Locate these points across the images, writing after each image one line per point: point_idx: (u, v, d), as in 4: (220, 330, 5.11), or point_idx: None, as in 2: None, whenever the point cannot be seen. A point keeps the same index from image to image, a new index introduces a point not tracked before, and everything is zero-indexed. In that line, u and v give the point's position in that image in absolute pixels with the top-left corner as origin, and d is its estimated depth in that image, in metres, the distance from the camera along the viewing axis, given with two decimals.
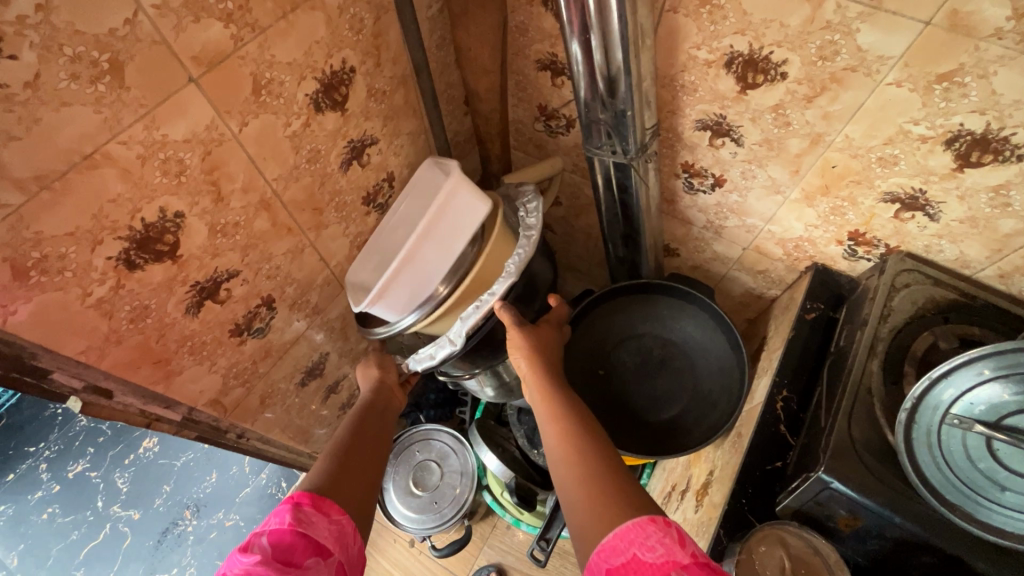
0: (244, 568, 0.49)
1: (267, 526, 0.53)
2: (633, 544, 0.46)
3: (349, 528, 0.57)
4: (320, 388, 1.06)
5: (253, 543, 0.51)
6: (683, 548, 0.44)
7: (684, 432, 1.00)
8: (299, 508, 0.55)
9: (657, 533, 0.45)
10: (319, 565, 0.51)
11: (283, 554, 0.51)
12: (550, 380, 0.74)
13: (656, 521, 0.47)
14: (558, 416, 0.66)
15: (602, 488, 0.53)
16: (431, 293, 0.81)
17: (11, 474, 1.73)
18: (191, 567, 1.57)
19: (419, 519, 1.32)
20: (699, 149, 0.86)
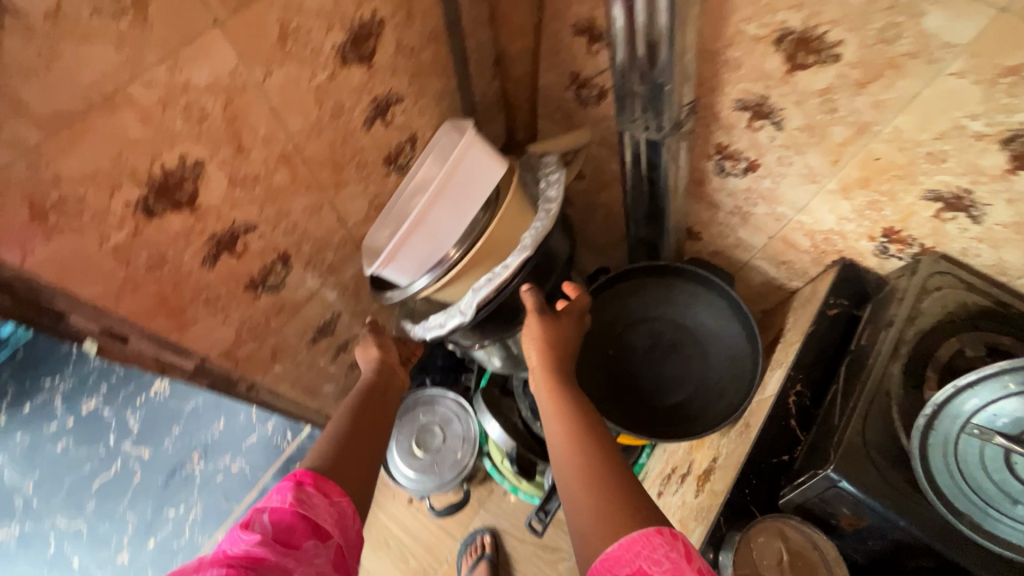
0: (244, 548, 0.48)
1: (266, 505, 0.52)
2: (640, 556, 0.44)
3: (347, 512, 0.57)
4: (330, 345, 1.06)
5: (254, 520, 0.51)
6: (689, 563, 0.43)
7: (691, 416, 0.99)
8: (299, 489, 0.55)
9: (664, 546, 0.44)
10: (319, 548, 0.51)
11: (283, 534, 0.50)
12: (562, 373, 0.71)
13: (663, 533, 0.45)
14: (564, 414, 0.64)
15: (609, 495, 0.52)
16: (441, 258, 0.80)
17: (29, 405, 1.79)
18: (197, 506, 1.62)
19: (420, 480, 1.36)
20: (735, 130, 0.82)
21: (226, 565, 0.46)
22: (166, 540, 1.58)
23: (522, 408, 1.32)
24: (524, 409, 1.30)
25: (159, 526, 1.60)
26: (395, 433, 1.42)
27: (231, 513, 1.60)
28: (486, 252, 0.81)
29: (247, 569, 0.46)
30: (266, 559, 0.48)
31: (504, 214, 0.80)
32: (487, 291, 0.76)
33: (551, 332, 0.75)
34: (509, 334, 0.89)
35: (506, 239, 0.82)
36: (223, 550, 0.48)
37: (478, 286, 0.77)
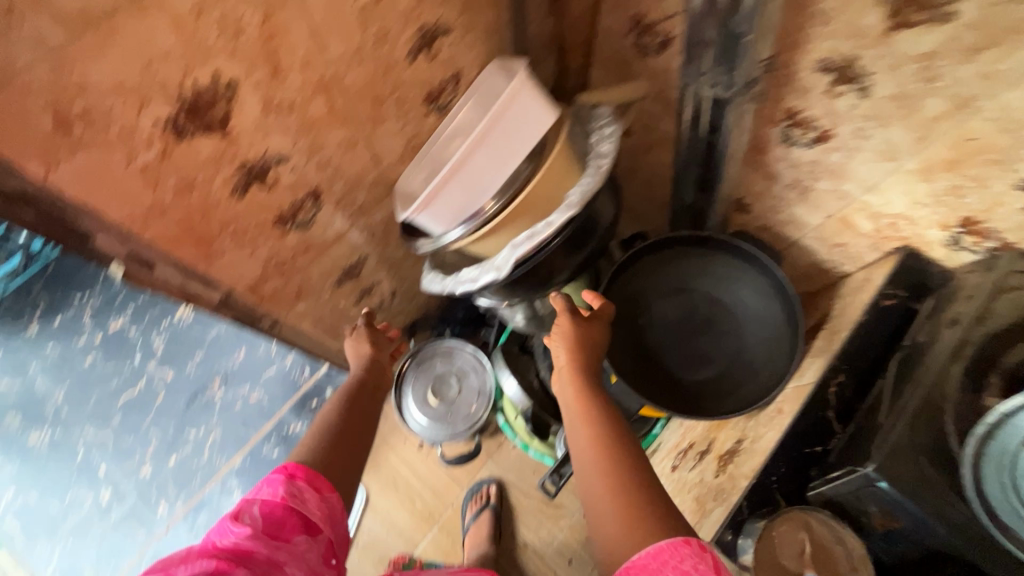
0: (236, 538, 0.54)
1: (256, 498, 0.57)
2: (666, 565, 0.45)
3: (336, 507, 0.61)
4: (354, 289, 1.04)
5: (245, 513, 0.55)
6: None
7: (717, 394, 0.96)
8: (289, 483, 0.59)
9: (692, 557, 0.45)
10: (307, 542, 0.56)
11: (272, 528, 0.55)
12: (589, 370, 0.69)
13: (691, 544, 0.47)
14: (591, 419, 0.62)
15: (639, 510, 0.51)
16: (478, 209, 0.75)
17: (59, 318, 1.84)
18: (216, 430, 1.68)
19: (434, 429, 1.37)
20: (811, 95, 0.73)
21: (217, 556, 0.51)
22: (186, 459, 1.64)
23: (539, 367, 1.30)
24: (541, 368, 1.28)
25: (179, 445, 1.67)
26: (411, 381, 1.42)
27: (248, 440, 1.65)
28: (528, 205, 0.76)
29: (238, 561, 0.52)
30: (255, 551, 0.53)
31: (550, 167, 0.74)
32: (525, 247, 0.71)
33: (578, 332, 0.71)
34: (542, 294, 0.85)
35: (550, 194, 0.77)
36: (217, 540, 0.53)
37: (518, 242, 0.72)
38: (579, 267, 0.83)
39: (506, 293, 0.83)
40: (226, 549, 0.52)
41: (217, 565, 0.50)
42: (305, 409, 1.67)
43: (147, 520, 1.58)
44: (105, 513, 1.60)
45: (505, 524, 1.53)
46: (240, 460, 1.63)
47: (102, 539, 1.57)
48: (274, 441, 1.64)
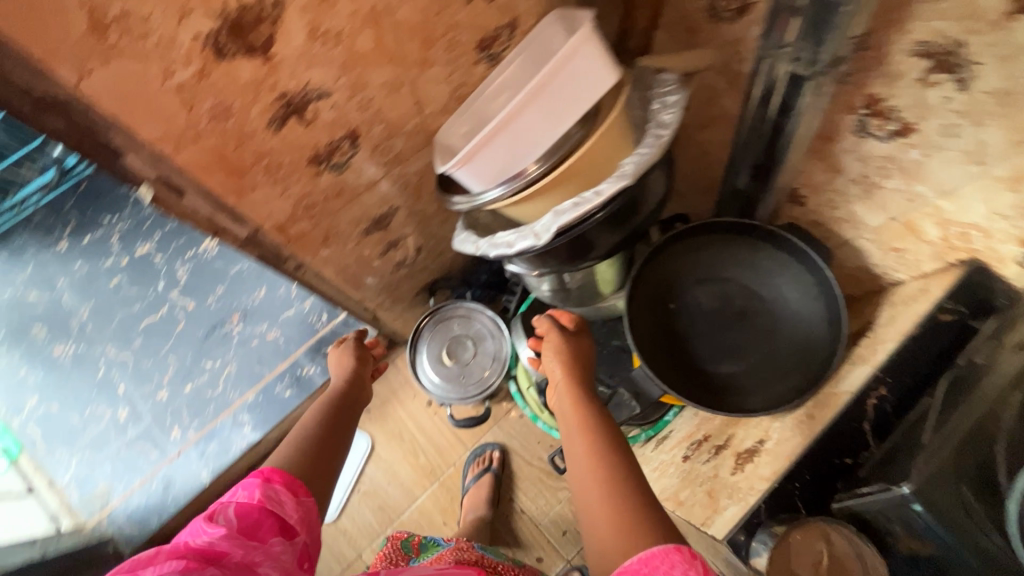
0: (210, 538, 0.53)
1: (233, 499, 0.58)
2: (658, 570, 0.47)
3: (312, 511, 0.62)
4: (381, 240, 1.02)
5: (221, 513, 0.56)
6: None
7: (741, 389, 0.92)
8: (266, 486, 0.60)
9: (682, 563, 0.47)
10: (284, 544, 0.56)
11: (248, 528, 0.55)
12: (580, 380, 0.72)
13: (681, 550, 0.48)
14: (588, 428, 0.64)
15: (630, 513, 0.53)
16: (520, 171, 0.71)
17: (89, 237, 1.86)
18: (231, 364, 1.70)
19: (445, 389, 1.37)
20: (900, 82, 0.67)
21: (189, 554, 0.51)
22: (201, 388, 1.68)
23: None
24: None
25: (196, 374, 1.70)
26: (427, 338, 1.42)
27: (262, 377, 1.68)
28: (575, 170, 0.71)
29: (210, 560, 0.51)
30: (230, 550, 0.52)
31: (605, 132, 0.69)
32: (568, 217, 0.67)
33: (571, 345, 0.76)
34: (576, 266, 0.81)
35: (600, 161, 0.72)
36: (191, 538, 0.53)
37: (561, 211, 0.68)
38: (619, 242, 0.79)
39: (538, 261, 0.79)
40: (201, 547, 0.52)
41: (187, 563, 0.49)
42: (319, 354, 1.68)
43: (161, 441, 1.63)
44: (122, 430, 1.65)
45: (505, 489, 1.54)
46: (253, 395, 1.65)
47: (117, 454, 1.63)
48: (287, 381, 1.66)
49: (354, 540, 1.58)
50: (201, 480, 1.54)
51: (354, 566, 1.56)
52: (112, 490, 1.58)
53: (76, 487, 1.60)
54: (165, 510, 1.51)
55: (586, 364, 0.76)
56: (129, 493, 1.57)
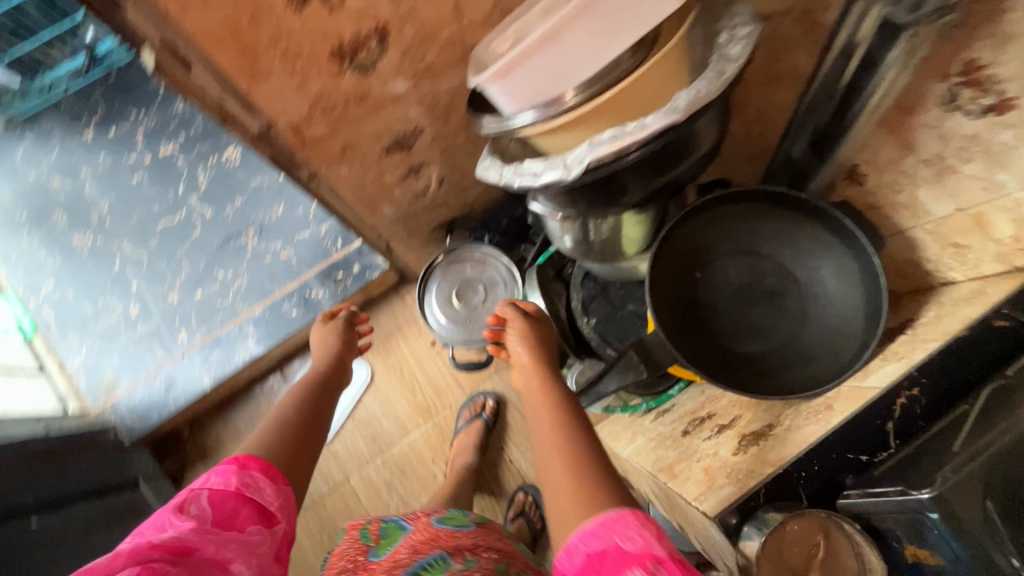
0: (181, 530, 0.57)
1: (206, 485, 0.62)
2: (615, 534, 0.53)
3: (288, 500, 0.68)
4: (402, 163, 0.96)
5: (194, 503, 0.60)
6: (661, 543, 0.51)
7: (757, 370, 0.87)
8: (242, 472, 0.65)
9: (637, 526, 0.53)
10: (259, 532, 0.62)
11: (222, 518, 0.60)
12: (543, 368, 0.83)
13: (634, 515, 0.55)
14: (554, 414, 0.73)
15: (588, 484, 0.61)
16: (557, 97, 0.64)
17: (114, 130, 1.84)
18: (243, 276, 1.70)
19: (450, 330, 1.35)
20: (1012, 45, 0.57)
21: (163, 547, 0.55)
22: (211, 296, 1.69)
23: (571, 299, 1.22)
24: (574, 301, 1.21)
25: (207, 282, 1.70)
26: (438, 278, 1.38)
27: (271, 293, 1.67)
28: (619, 100, 0.64)
29: (180, 554, 0.55)
30: (201, 541, 0.57)
31: (658, 60, 0.62)
32: (605, 149, 0.60)
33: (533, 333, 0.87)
34: (604, 211, 0.76)
35: (648, 94, 0.65)
36: (163, 529, 0.57)
37: (598, 141, 0.62)
38: (654, 192, 0.72)
39: (564, 199, 0.74)
40: (168, 541, 0.55)
41: (155, 560, 0.53)
42: (329, 279, 1.65)
43: (167, 341, 1.66)
44: (132, 326, 1.68)
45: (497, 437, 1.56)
46: (260, 310, 1.65)
47: (125, 348, 1.66)
48: (294, 301, 1.65)
49: (343, 464, 1.62)
50: (203, 384, 1.58)
51: (341, 488, 1.60)
52: (118, 381, 1.63)
53: (84, 374, 1.64)
54: (163, 410, 1.57)
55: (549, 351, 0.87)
56: (134, 386, 1.61)
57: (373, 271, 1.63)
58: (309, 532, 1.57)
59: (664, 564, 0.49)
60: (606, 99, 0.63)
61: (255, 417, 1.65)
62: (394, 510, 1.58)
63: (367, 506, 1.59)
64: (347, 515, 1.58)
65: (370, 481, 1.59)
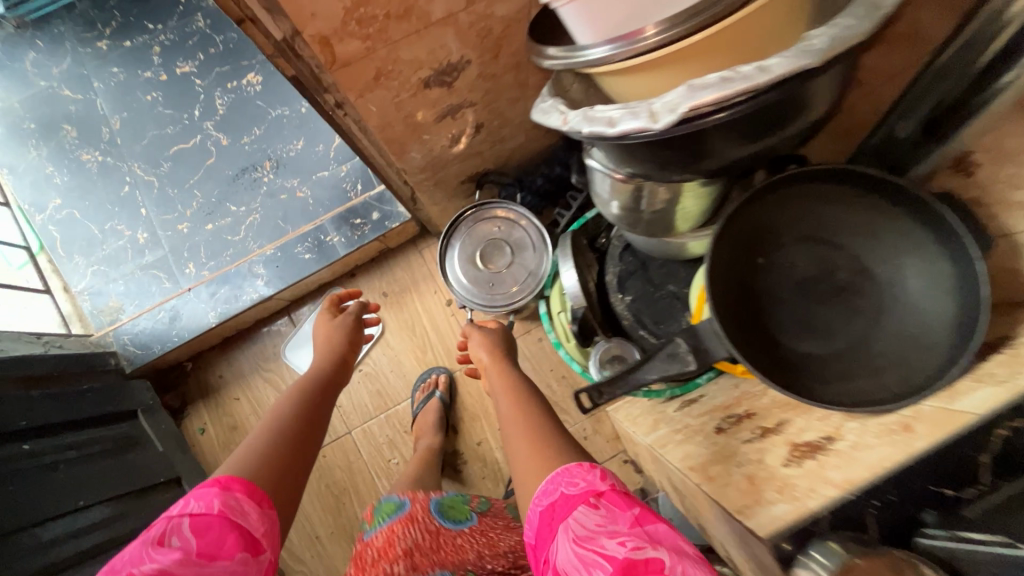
0: (164, 561, 0.60)
1: (189, 509, 0.65)
2: (560, 485, 0.73)
3: (273, 520, 0.72)
4: (440, 102, 0.84)
5: (178, 530, 0.63)
6: (602, 481, 0.71)
7: (814, 373, 0.78)
8: (225, 495, 0.68)
9: (582, 475, 0.73)
10: (246, 558, 0.64)
11: (209, 540, 0.63)
12: (504, 361, 1.13)
13: (582, 467, 0.75)
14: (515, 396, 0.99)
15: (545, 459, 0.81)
16: (635, 32, 0.52)
17: (130, 42, 1.71)
18: (256, 213, 1.61)
19: (470, 291, 1.26)
20: None
21: None
22: (222, 230, 1.61)
23: (607, 273, 1.13)
24: (610, 275, 1.11)
25: (219, 215, 1.62)
26: (463, 235, 1.29)
27: (284, 234, 1.59)
28: (721, 39, 0.53)
29: None
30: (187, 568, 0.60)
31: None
32: (710, 95, 0.49)
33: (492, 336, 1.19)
34: (678, 176, 0.65)
35: (754, 38, 0.54)
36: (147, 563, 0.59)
37: (702, 85, 0.50)
38: (740, 161, 0.61)
39: (630, 154, 0.63)
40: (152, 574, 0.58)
41: None
42: (346, 225, 1.55)
43: (175, 273, 1.59)
44: (139, 253, 1.61)
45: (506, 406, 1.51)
46: (271, 250, 1.56)
47: (131, 275, 1.60)
48: (307, 244, 1.56)
49: (346, 417, 1.57)
50: (209, 319, 1.51)
51: (342, 440, 1.57)
52: (122, 308, 1.57)
53: (89, 298, 1.59)
54: (167, 341, 1.50)
55: (507, 349, 1.18)
56: (138, 314, 1.54)
57: (393, 221, 1.53)
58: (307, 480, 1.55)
59: (603, 492, 0.69)
60: (706, 37, 0.52)
61: (260, 359, 1.60)
62: (394, 467, 1.54)
63: (367, 461, 1.56)
64: (347, 468, 1.55)
65: (372, 436, 1.56)
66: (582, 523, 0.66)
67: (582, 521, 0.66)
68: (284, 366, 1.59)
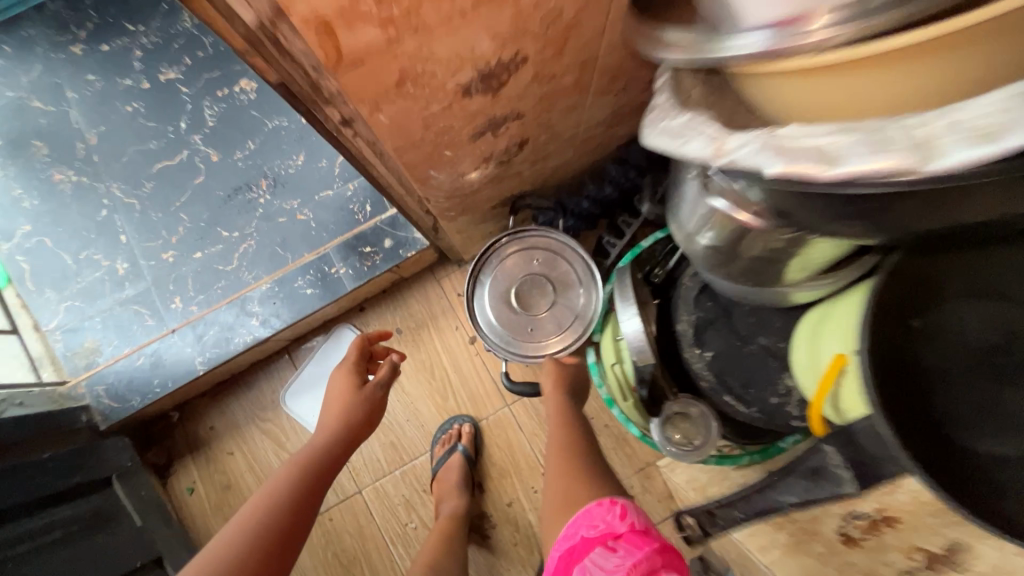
0: None
1: None
2: (581, 527, 0.71)
3: None
4: (480, 115, 0.63)
5: None
6: (621, 520, 0.69)
7: (1014, 482, 0.50)
8: None
9: (600, 514, 0.71)
10: None
11: None
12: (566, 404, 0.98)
13: (602, 506, 0.72)
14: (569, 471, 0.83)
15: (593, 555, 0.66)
16: (805, 21, 0.36)
17: (107, 46, 1.52)
18: (250, 239, 1.40)
19: (507, 338, 1.05)
20: None
21: None
22: (212, 259, 1.40)
23: (679, 321, 0.93)
24: (683, 324, 0.91)
25: (208, 242, 1.41)
26: (497, 268, 1.08)
27: (283, 263, 1.38)
28: (948, 46, 0.35)
29: None
30: None
31: None
32: None
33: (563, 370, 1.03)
34: (842, 228, 0.46)
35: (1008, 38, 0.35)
36: None
37: None
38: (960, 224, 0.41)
39: (787, 197, 0.44)
40: None
41: None
42: (353, 253, 1.35)
43: (160, 309, 1.37)
44: (118, 286, 1.40)
45: None
46: (267, 284, 1.35)
47: (109, 311, 1.38)
48: (310, 277, 1.35)
49: (356, 475, 1.36)
50: (195, 368, 1.31)
51: (351, 501, 1.35)
52: (99, 349, 1.35)
53: (62, 337, 1.38)
54: (148, 392, 1.29)
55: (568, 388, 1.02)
56: (115, 359, 1.32)
57: (409, 248, 1.33)
58: (312, 549, 1.33)
59: (620, 533, 0.67)
60: (926, 39, 0.34)
61: (256, 408, 1.39)
62: (412, 533, 1.33)
63: (380, 526, 1.34)
64: (357, 535, 1.33)
65: (386, 496, 1.34)
66: (599, 565, 0.64)
67: (600, 562, 0.64)
68: (284, 415, 1.38)
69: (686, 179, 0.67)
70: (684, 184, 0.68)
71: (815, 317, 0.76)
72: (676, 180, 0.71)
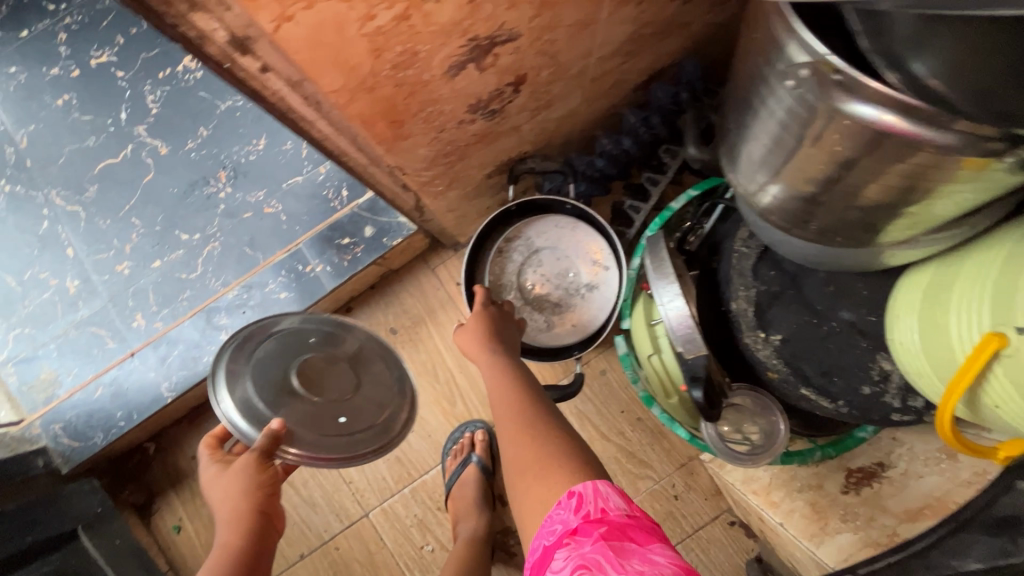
0: None
1: None
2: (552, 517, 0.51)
3: None
4: (455, 35, 0.44)
5: None
6: (578, 513, 0.50)
7: None
8: None
9: (559, 510, 0.51)
10: None
11: None
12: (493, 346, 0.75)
13: (571, 496, 0.52)
14: (524, 407, 0.66)
15: (550, 465, 0.57)
16: None
17: (26, 32, 1.31)
18: (214, 241, 1.22)
19: (345, 435, 0.66)
20: None
21: None
22: (174, 268, 1.21)
23: (733, 299, 0.75)
24: (742, 301, 0.73)
25: (167, 248, 1.22)
26: (267, 406, 0.63)
27: (254, 265, 1.20)
28: None
29: None
30: None
31: None
32: None
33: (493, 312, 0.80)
34: None
35: None
36: None
37: None
38: None
39: None
40: None
41: None
42: (330, 247, 1.17)
43: (119, 329, 1.19)
44: (71, 307, 1.21)
45: None
46: (236, 290, 1.18)
47: (63, 336, 1.19)
48: (282, 278, 1.18)
49: (360, 495, 1.20)
50: (161, 395, 1.14)
51: (358, 525, 1.19)
52: (59, 380, 1.16)
53: (15, 370, 1.18)
54: (111, 427, 1.13)
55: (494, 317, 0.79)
56: (73, 391, 1.15)
57: (394, 236, 1.16)
58: None
59: (580, 530, 0.48)
60: None
61: None
62: (430, 557, 1.16)
63: (392, 551, 1.17)
64: (368, 564, 1.17)
65: (396, 517, 1.18)
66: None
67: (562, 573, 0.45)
68: None
69: (768, 85, 0.44)
70: (772, 96, 0.44)
71: (932, 284, 0.56)
72: (746, 100, 0.50)
